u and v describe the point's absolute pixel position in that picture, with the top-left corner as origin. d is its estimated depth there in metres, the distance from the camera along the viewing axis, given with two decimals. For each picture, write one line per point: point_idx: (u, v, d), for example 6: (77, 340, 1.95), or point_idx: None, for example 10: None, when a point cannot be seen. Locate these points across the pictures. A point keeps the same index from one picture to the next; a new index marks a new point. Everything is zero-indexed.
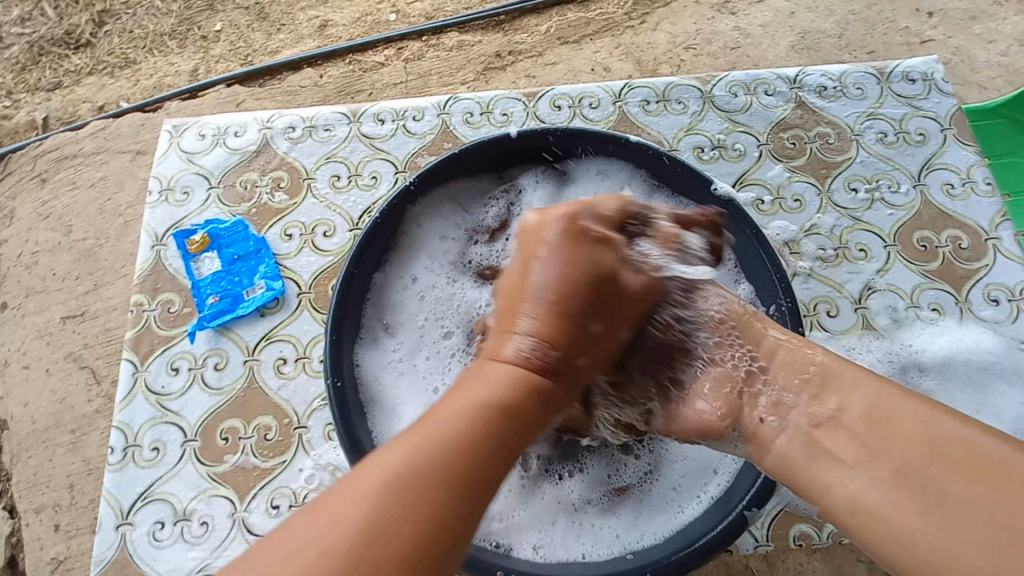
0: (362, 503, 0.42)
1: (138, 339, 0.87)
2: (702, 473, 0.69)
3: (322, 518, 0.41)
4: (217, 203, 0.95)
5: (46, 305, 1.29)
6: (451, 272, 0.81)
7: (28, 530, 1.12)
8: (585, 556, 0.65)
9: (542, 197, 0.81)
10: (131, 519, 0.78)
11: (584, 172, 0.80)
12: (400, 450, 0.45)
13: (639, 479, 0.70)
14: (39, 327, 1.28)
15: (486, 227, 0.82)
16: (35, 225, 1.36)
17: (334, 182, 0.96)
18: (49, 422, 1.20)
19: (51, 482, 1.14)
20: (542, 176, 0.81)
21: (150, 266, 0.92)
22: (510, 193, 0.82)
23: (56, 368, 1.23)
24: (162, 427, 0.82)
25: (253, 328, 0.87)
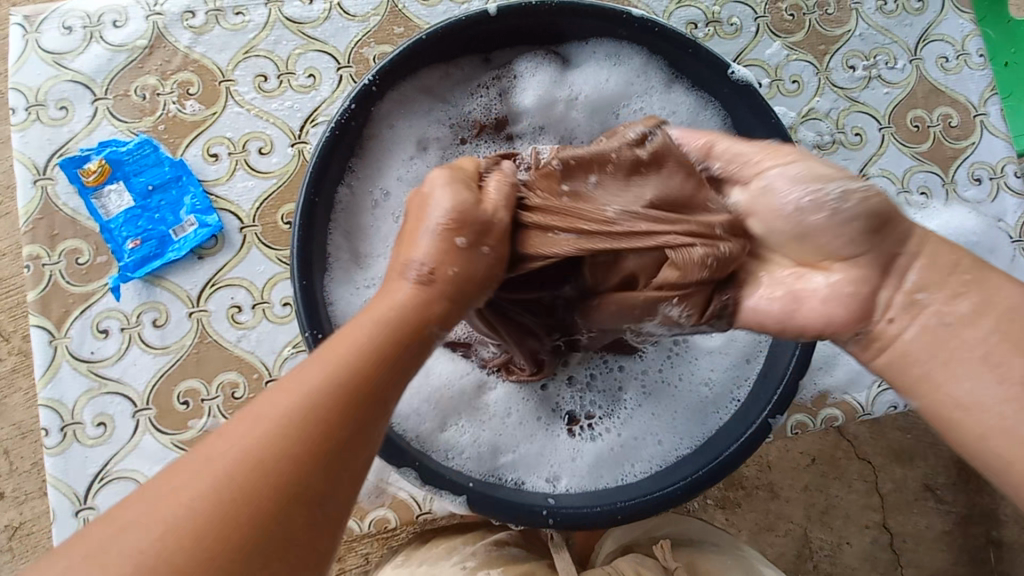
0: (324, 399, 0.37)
1: (45, 301, 0.71)
2: (734, 367, 0.66)
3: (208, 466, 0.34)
4: (108, 120, 0.75)
5: None
6: None
7: None
8: (618, 480, 0.62)
9: (545, 86, 0.69)
10: (92, 502, 0.69)
11: (589, 58, 0.68)
12: (343, 343, 0.39)
13: (661, 388, 0.66)
14: None
15: (474, 121, 0.69)
16: None
17: (260, 84, 0.77)
18: None
19: None
20: (541, 61, 0.68)
21: (38, 209, 0.73)
22: (503, 80, 0.69)
23: None
24: (104, 399, 0.70)
25: (192, 274, 0.73)
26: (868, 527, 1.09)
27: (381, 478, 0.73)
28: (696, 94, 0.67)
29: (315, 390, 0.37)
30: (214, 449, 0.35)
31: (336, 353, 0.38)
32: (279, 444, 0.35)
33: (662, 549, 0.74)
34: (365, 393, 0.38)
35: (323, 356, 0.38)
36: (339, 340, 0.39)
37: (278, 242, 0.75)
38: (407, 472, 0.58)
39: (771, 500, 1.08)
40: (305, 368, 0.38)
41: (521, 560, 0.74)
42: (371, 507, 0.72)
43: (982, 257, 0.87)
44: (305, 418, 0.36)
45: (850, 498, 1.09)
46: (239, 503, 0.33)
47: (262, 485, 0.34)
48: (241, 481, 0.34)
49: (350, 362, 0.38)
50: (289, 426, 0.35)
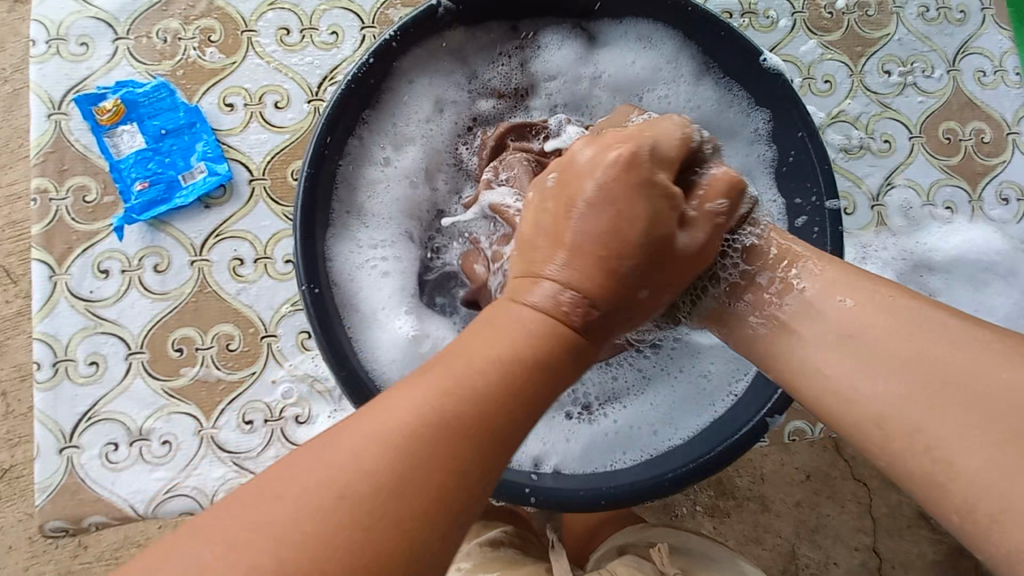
0: (417, 426, 0.32)
1: (49, 236, 0.71)
2: (734, 360, 0.64)
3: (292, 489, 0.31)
4: (128, 60, 0.74)
5: None
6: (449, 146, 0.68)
7: None
8: (609, 464, 0.61)
9: (568, 62, 0.67)
10: (77, 441, 0.68)
11: (619, 38, 0.66)
12: (482, 344, 0.35)
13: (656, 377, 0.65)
14: None
15: (493, 89, 0.68)
16: None
17: (282, 37, 0.76)
18: None
19: None
20: (568, 35, 0.66)
21: (50, 143, 0.72)
22: (526, 50, 0.67)
23: None
24: (98, 339, 0.70)
25: (197, 222, 0.72)
26: (858, 549, 1.07)
27: None
28: (722, 84, 0.65)
29: (421, 402, 0.33)
30: (329, 450, 0.32)
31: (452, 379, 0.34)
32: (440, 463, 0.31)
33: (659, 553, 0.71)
34: (482, 412, 0.33)
35: (439, 373, 0.34)
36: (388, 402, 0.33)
37: (286, 198, 0.74)
38: None
39: (761, 513, 1.06)
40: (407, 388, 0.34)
41: (517, 564, 0.69)
42: None
43: (1004, 278, 0.84)
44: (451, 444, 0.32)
45: (842, 519, 1.07)
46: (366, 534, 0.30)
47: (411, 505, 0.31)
48: (355, 509, 0.30)
49: (488, 364, 0.35)
50: (409, 442, 0.32)
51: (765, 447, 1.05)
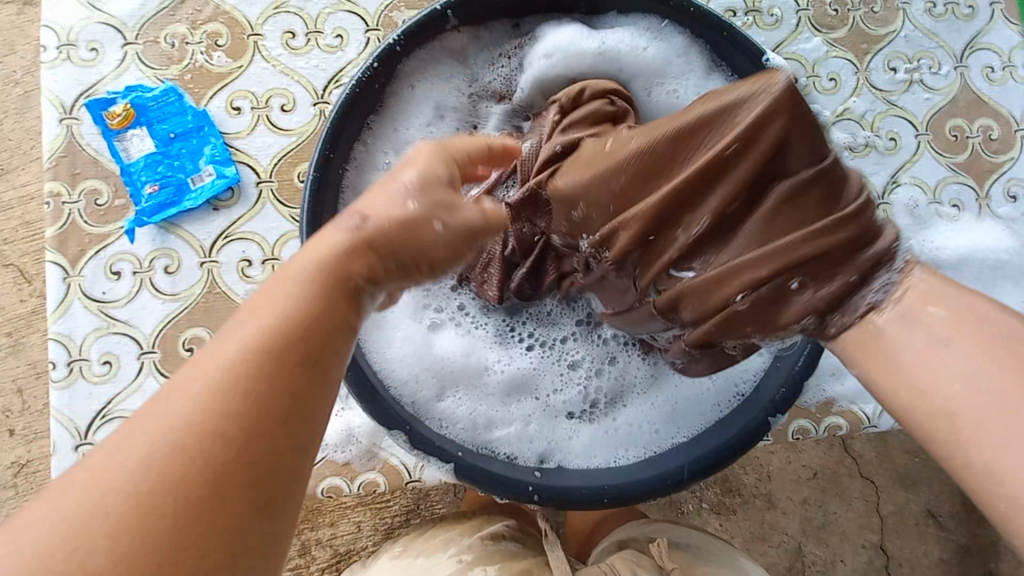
0: (216, 370, 0.31)
1: (62, 239, 0.72)
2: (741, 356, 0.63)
3: (128, 435, 0.30)
4: (137, 65, 0.75)
5: None
6: None
7: None
8: (610, 462, 0.61)
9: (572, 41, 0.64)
10: (92, 439, 0.70)
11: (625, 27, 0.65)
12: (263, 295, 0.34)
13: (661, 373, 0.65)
14: None
15: (496, 91, 0.67)
16: None
17: (288, 40, 0.77)
18: None
19: None
20: None
21: (62, 147, 0.74)
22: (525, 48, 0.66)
23: None
24: (111, 339, 0.71)
25: (206, 224, 0.73)
26: (864, 547, 1.07)
27: (374, 443, 0.72)
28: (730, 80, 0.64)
29: (217, 352, 0.32)
30: (103, 469, 0.29)
31: (248, 335, 0.32)
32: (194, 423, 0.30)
33: (658, 547, 0.73)
34: (278, 355, 0.32)
35: (239, 323, 0.33)
36: (224, 342, 0.32)
37: (293, 200, 0.75)
38: (396, 434, 0.59)
39: (767, 510, 1.06)
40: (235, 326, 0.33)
41: (516, 557, 0.71)
42: (362, 470, 0.72)
43: (1012, 276, 0.83)
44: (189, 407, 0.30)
45: (848, 517, 1.07)
46: (185, 474, 0.29)
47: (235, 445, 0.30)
48: (169, 456, 0.29)
49: (289, 306, 0.34)
50: (204, 401, 0.30)
51: (770, 445, 1.05)
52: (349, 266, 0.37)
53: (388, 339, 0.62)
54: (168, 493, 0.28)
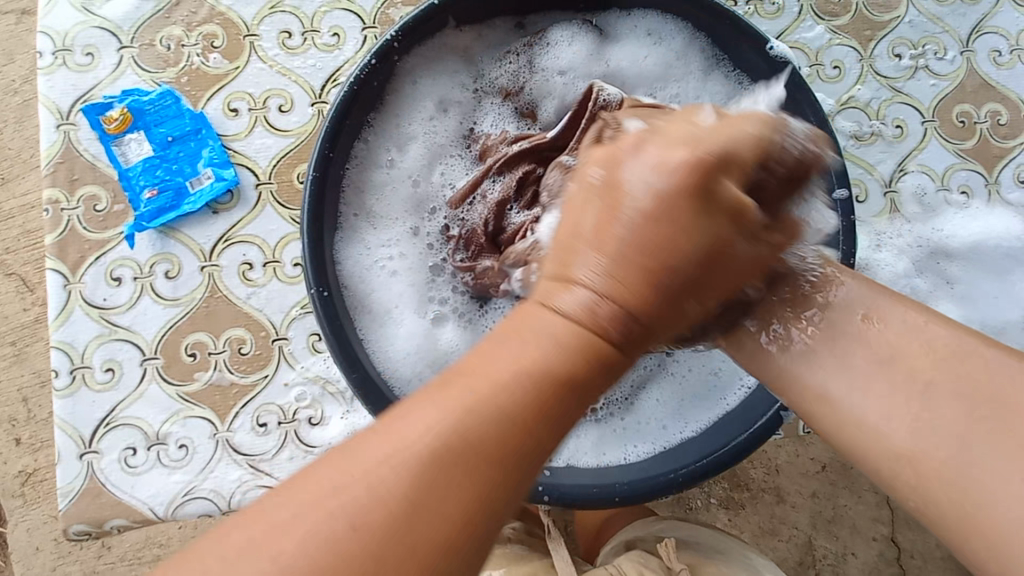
0: (448, 434, 0.31)
1: (61, 246, 0.72)
2: None
3: (356, 478, 0.30)
4: (133, 69, 0.75)
5: None
6: (455, 146, 0.66)
7: None
8: (619, 458, 0.61)
9: (581, 58, 0.65)
10: (96, 447, 0.69)
11: (629, 31, 0.65)
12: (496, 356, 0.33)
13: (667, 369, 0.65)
14: None
15: (501, 88, 0.66)
16: None
17: (283, 40, 0.76)
18: None
19: None
20: (579, 31, 0.65)
21: (59, 153, 0.73)
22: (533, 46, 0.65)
23: None
24: (113, 346, 0.71)
25: (206, 227, 0.73)
26: (876, 541, 1.06)
27: None
28: (735, 77, 0.64)
29: (454, 411, 0.32)
30: (305, 528, 0.29)
31: (461, 423, 0.31)
32: (428, 481, 0.30)
33: (666, 547, 0.72)
34: (516, 428, 0.32)
35: (464, 387, 0.33)
36: (450, 400, 0.32)
37: (292, 201, 0.74)
38: None
39: (777, 506, 1.05)
40: (455, 388, 0.33)
41: (523, 559, 0.72)
42: None
43: None
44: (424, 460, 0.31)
45: (860, 511, 1.06)
46: (401, 530, 0.29)
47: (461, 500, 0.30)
48: (394, 505, 0.30)
49: (526, 373, 0.33)
50: (431, 459, 0.30)
51: (778, 439, 1.04)
52: (603, 349, 0.34)
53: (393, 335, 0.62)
54: (385, 538, 0.29)
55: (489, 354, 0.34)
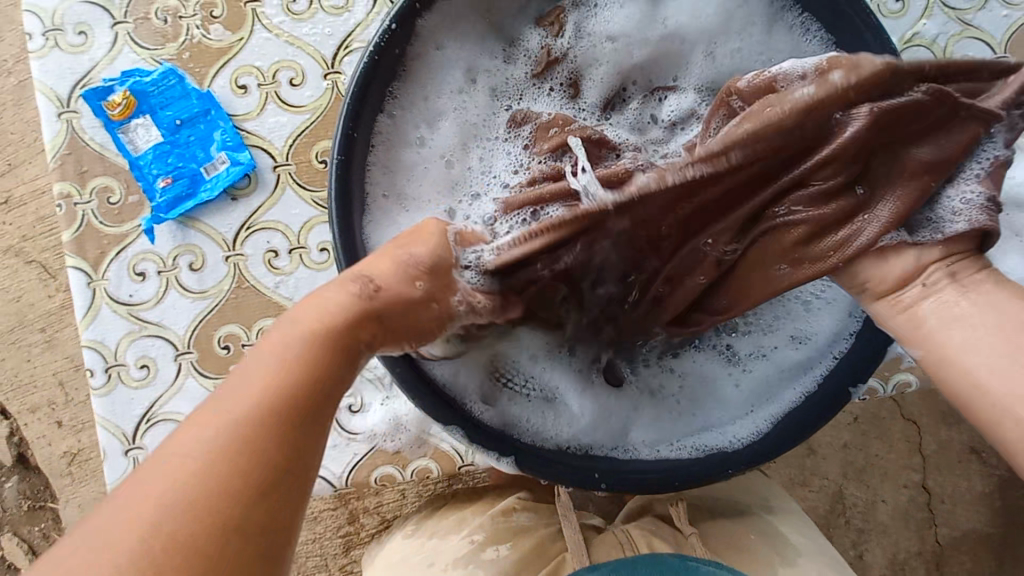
0: (251, 395, 0.36)
1: (79, 241, 0.69)
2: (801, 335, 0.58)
3: (168, 463, 0.34)
4: (131, 47, 0.69)
5: None
6: (490, 119, 0.60)
7: (30, 430, 1.06)
8: (676, 446, 0.56)
9: (633, 22, 0.60)
10: (140, 443, 0.69)
11: None
12: (282, 329, 0.40)
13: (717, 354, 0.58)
14: None
15: (539, 52, 0.60)
16: None
17: (289, 5, 0.70)
18: (11, 323, 1.04)
19: (38, 382, 1.05)
20: None
21: (64, 143, 0.69)
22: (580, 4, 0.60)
23: None
24: (145, 342, 0.69)
25: (226, 214, 0.70)
26: (906, 486, 1.04)
27: (421, 430, 0.70)
28: (801, 31, 0.57)
29: (255, 381, 0.37)
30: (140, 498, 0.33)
31: (263, 381, 0.37)
32: (250, 435, 0.35)
33: (676, 509, 0.67)
34: (291, 396, 0.37)
35: (247, 372, 0.38)
36: (251, 369, 0.38)
37: (313, 182, 0.70)
38: (456, 431, 0.54)
39: (807, 457, 1.03)
40: (261, 353, 0.39)
41: (529, 530, 0.67)
42: (412, 458, 0.70)
43: None
44: (237, 420, 0.35)
45: (890, 458, 1.04)
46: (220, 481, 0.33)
47: (255, 445, 0.35)
48: (205, 473, 0.33)
49: (300, 345, 0.39)
50: (239, 425, 0.35)
51: None
52: (350, 332, 0.42)
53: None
54: (217, 489, 0.33)
55: (294, 319, 0.41)
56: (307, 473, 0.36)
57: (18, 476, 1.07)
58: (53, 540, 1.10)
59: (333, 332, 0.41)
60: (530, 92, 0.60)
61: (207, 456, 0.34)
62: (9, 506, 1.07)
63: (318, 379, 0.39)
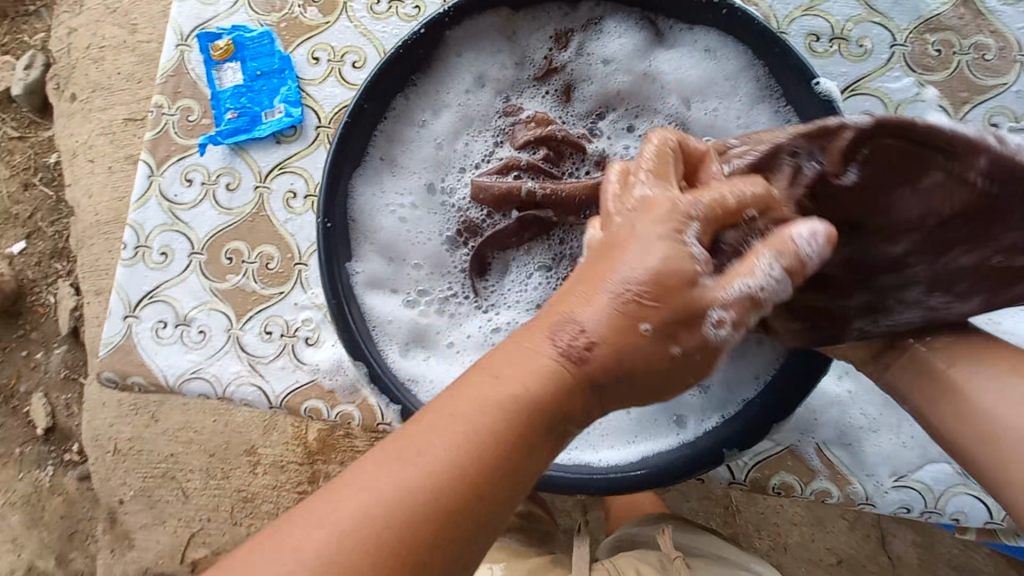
0: (448, 442, 0.41)
1: (155, 143, 0.85)
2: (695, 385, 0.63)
3: (363, 497, 0.39)
4: (245, 9, 0.86)
5: (110, 103, 1.29)
6: (485, 112, 0.69)
7: (91, 309, 1.28)
8: (554, 450, 0.62)
9: (625, 52, 0.67)
10: (137, 313, 0.82)
11: (686, 43, 0.65)
12: (522, 364, 0.43)
13: None
14: (103, 123, 1.29)
15: (541, 63, 0.68)
16: (103, 16, 1.31)
17: (372, 5, 0.84)
18: (111, 217, 1.26)
19: (110, 272, 1.25)
20: (632, 25, 0.66)
21: (173, 68, 0.86)
22: (584, 25, 0.67)
23: (118, 169, 1.27)
24: (172, 235, 0.83)
25: (268, 153, 0.83)
26: None
27: (358, 379, 0.77)
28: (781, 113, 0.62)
29: (464, 425, 0.41)
30: (299, 543, 0.39)
31: (485, 421, 0.41)
32: (455, 481, 0.40)
33: (664, 537, 0.76)
34: (515, 435, 0.41)
35: (466, 412, 0.42)
36: (475, 410, 0.42)
37: None
38: (362, 367, 0.63)
39: None
40: (510, 385, 0.42)
41: (524, 555, 0.80)
42: (341, 401, 0.77)
43: None
44: (450, 466, 0.40)
45: None
46: (364, 543, 0.38)
47: (455, 491, 0.40)
48: (358, 533, 0.39)
49: (519, 395, 0.42)
50: (447, 473, 0.40)
51: (789, 514, 1.10)
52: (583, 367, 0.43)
53: (380, 270, 0.68)
54: (356, 546, 0.38)
55: (522, 350, 0.44)
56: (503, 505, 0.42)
57: (67, 345, 1.34)
58: (71, 413, 1.32)
59: (555, 370, 0.43)
60: (524, 95, 0.69)
61: (362, 523, 0.39)
62: (51, 372, 1.34)
63: (530, 424, 0.42)
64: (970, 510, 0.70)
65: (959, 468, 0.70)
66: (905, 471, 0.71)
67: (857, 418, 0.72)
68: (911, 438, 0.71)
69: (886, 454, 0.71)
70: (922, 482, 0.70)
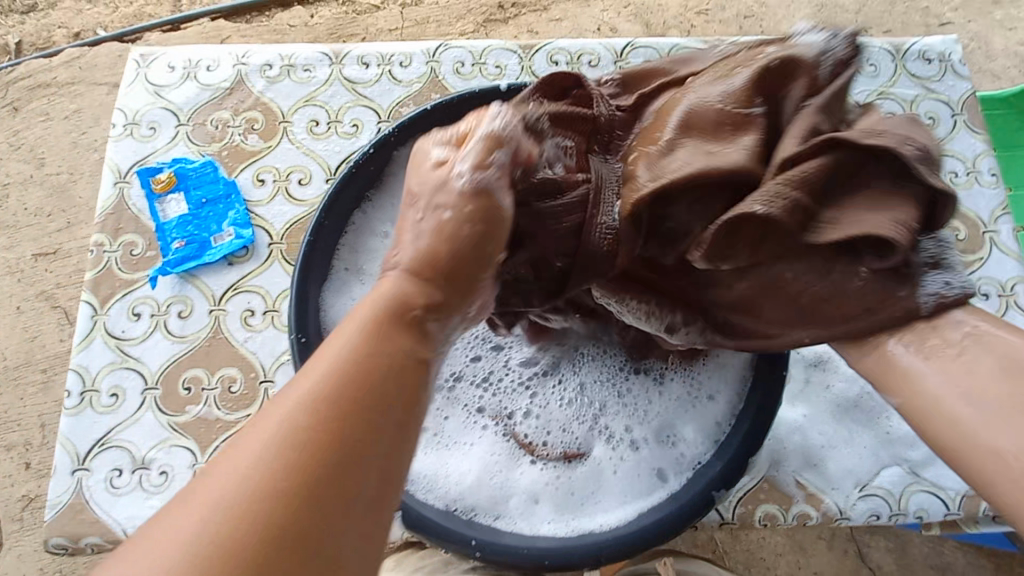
0: (278, 419, 0.38)
1: (97, 281, 0.83)
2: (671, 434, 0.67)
3: (195, 504, 0.36)
4: (185, 143, 0.89)
5: (18, 239, 1.23)
6: None
7: None
8: (554, 526, 0.63)
9: None
10: (88, 465, 0.76)
11: None
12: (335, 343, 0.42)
13: (602, 443, 0.68)
14: (10, 262, 1.22)
15: None
16: (8, 154, 1.28)
17: (312, 127, 0.90)
18: (19, 360, 1.16)
19: (22, 422, 1.13)
20: None
21: (112, 205, 0.86)
22: None
23: (27, 307, 1.19)
24: (121, 374, 0.80)
25: (221, 276, 0.83)
26: None
27: None
28: None
29: (290, 406, 0.39)
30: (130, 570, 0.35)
31: (309, 395, 0.40)
32: (291, 459, 0.37)
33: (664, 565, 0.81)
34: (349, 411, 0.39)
35: (291, 389, 0.40)
36: (293, 391, 0.40)
37: None
38: None
39: None
40: (324, 361, 0.41)
41: None
42: None
43: None
44: (274, 452, 0.37)
45: None
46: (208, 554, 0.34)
47: (299, 474, 0.37)
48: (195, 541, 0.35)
49: (340, 370, 0.41)
50: (273, 457, 0.37)
51: (782, 547, 1.13)
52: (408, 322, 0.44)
53: None
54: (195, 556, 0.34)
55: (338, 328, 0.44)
56: (364, 481, 0.38)
57: None
58: None
59: (387, 346, 0.43)
60: None
61: (197, 530, 0.35)
62: None
63: (359, 396, 0.40)
64: (929, 505, 0.77)
65: (909, 468, 0.78)
66: (867, 480, 0.78)
67: (815, 439, 0.79)
68: (865, 448, 0.79)
69: (849, 468, 0.78)
70: (883, 487, 0.77)
